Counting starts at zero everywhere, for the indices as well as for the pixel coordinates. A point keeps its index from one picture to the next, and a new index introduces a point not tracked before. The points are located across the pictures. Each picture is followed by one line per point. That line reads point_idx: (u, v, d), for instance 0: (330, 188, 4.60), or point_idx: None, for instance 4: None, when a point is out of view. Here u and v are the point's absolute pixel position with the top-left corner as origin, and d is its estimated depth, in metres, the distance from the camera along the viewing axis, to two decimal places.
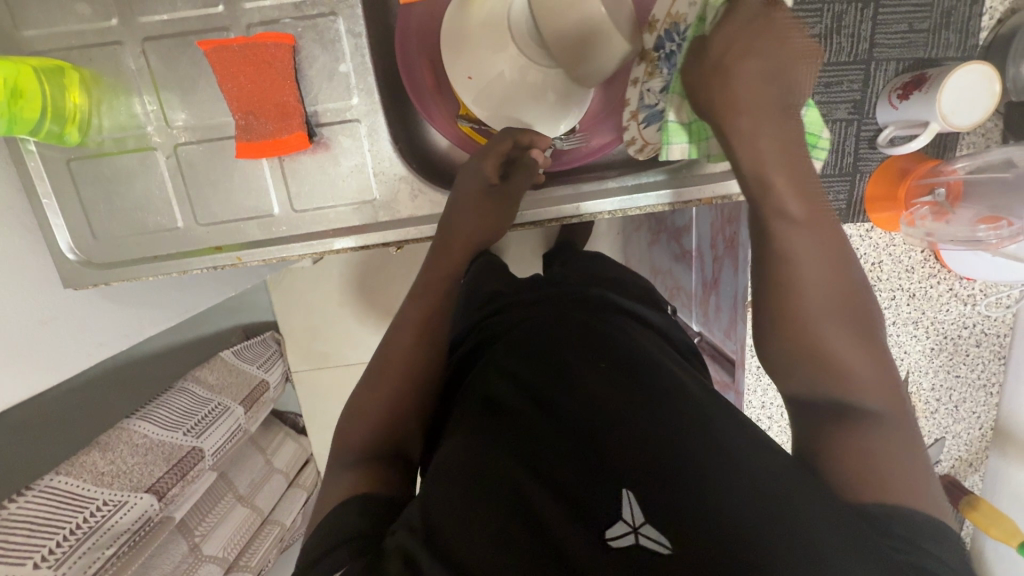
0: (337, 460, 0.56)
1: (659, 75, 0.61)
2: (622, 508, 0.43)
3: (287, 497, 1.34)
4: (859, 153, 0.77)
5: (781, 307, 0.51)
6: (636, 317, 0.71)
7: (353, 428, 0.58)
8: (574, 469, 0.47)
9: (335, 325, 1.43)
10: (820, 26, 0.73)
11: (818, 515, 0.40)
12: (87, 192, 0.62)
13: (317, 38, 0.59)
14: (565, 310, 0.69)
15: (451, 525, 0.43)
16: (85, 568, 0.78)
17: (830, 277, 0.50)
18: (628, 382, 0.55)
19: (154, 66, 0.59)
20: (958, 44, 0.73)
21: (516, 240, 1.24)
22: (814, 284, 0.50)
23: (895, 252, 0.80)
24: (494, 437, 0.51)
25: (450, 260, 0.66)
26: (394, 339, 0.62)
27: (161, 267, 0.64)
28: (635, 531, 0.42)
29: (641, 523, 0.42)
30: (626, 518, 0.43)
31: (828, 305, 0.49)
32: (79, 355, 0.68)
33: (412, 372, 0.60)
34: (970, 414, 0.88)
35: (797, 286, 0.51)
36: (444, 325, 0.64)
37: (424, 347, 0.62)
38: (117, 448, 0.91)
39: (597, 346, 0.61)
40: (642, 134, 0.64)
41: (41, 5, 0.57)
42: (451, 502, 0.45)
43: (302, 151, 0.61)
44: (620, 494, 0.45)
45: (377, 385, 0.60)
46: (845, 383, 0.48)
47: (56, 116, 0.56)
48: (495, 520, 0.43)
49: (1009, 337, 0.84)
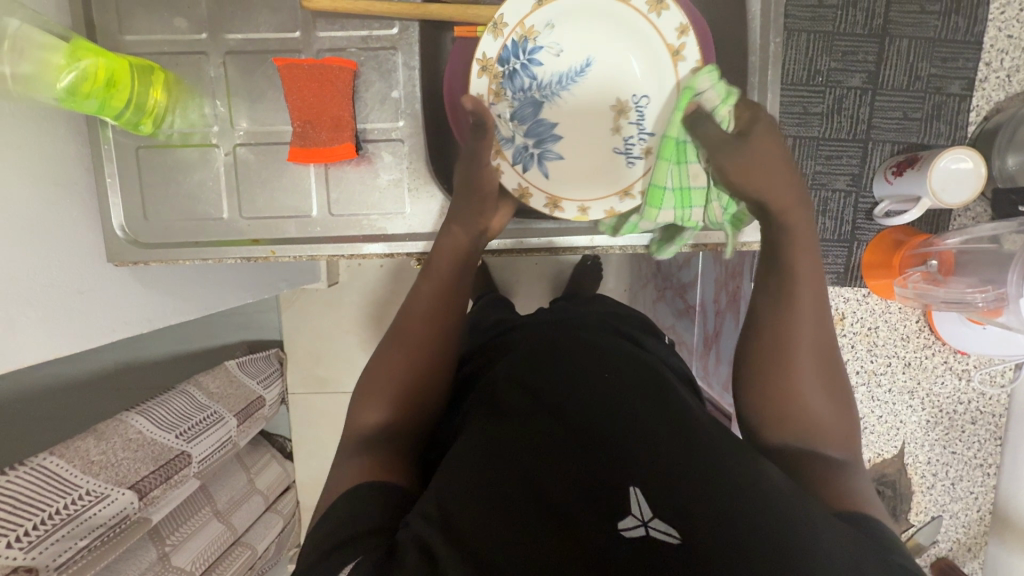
0: (348, 447, 0.57)
1: (508, 100, 0.65)
2: (629, 503, 0.45)
3: (262, 522, 1.24)
4: (857, 223, 0.87)
5: (779, 369, 0.58)
6: (643, 343, 0.73)
7: (366, 409, 0.60)
8: (583, 467, 0.49)
9: (339, 350, 1.39)
10: (823, 106, 0.85)
11: (814, 522, 0.44)
12: (147, 177, 0.68)
13: (377, 67, 0.67)
14: (575, 328, 0.72)
15: (464, 516, 0.45)
16: (53, 559, 0.72)
17: (816, 352, 0.58)
18: (630, 391, 0.57)
19: (230, 75, 0.67)
20: (948, 134, 0.85)
21: (528, 282, 1.27)
22: (810, 346, 0.58)
23: (890, 319, 0.89)
24: (501, 434, 0.53)
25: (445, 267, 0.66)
26: (404, 324, 0.64)
27: (199, 252, 0.69)
28: (645, 525, 0.43)
29: (649, 517, 0.44)
30: (636, 513, 0.44)
31: (818, 366, 0.58)
32: (105, 329, 0.71)
33: (422, 360, 0.62)
34: (967, 493, 0.93)
35: (785, 336, 0.58)
36: (455, 316, 0.66)
37: (431, 341, 0.63)
38: (112, 439, 0.87)
39: (605, 359, 0.63)
40: (522, 176, 0.66)
41: (144, 16, 0.65)
42: (462, 491, 0.47)
43: (347, 162, 0.68)
44: (627, 490, 0.46)
45: (387, 367, 0.61)
46: (821, 437, 0.57)
47: (136, 107, 0.62)
48: (505, 512, 0.45)
49: (1005, 418, 0.91)
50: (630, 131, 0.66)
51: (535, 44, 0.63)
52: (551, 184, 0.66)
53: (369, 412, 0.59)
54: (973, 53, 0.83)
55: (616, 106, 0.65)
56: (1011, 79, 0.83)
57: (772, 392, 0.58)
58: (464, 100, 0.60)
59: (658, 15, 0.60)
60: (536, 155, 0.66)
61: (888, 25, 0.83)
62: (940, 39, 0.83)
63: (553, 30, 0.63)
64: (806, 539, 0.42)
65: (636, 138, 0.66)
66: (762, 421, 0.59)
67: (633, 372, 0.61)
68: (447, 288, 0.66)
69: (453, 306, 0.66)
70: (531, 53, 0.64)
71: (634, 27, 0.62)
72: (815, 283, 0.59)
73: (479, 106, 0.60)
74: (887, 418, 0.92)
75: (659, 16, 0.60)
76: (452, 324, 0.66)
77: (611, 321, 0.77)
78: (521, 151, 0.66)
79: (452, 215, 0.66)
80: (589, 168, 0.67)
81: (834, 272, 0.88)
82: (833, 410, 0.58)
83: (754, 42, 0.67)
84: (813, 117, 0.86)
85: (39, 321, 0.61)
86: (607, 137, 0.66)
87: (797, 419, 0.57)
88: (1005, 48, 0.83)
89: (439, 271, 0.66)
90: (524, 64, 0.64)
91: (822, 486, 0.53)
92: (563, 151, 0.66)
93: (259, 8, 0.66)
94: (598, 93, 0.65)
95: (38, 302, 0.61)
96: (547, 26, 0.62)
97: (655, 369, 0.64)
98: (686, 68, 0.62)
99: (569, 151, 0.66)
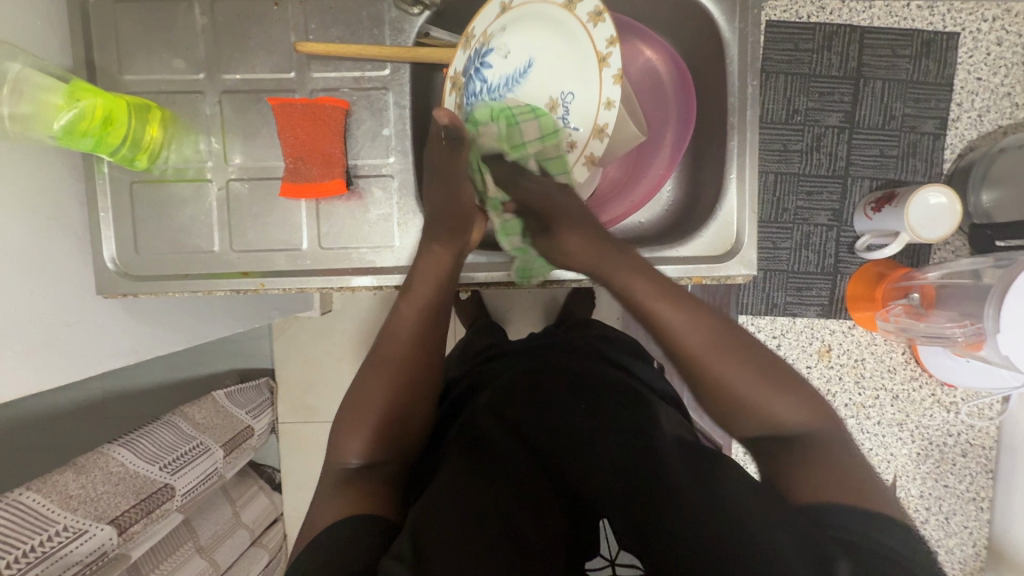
0: (330, 476, 0.56)
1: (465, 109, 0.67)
2: (600, 542, 0.50)
3: (247, 558, 1.20)
4: (839, 256, 0.89)
5: (700, 379, 0.54)
6: (628, 367, 0.73)
7: (350, 438, 0.58)
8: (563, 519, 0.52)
9: (328, 378, 1.37)
10: (802, 143, 0.88)
11: (773, 519, 0.44)
12: (141, 211, 0.69)
13: (368, 106, 0.69)
14: (555, 354, 0.73)
15: (436, 549, 0.44)
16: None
17: (727, 356, 0.53)
18: (606, 420, 0.59)
19: (225, 113, 0.68)
20: (925, 170, 0.88)
21: (520, 312, 1.27)
22: (703, 337, 0.54)
23: (877, 351, 0.91)
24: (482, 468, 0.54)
25: (427, 286, 0.64)
26: (387, 346, 0.62)
27: (190, 284, 0.69)
28: (612, 564, 0.49)
29: (616, 556, 0.49)
30: (604, 551, 0.50)
31: (730, 354, 0.53)
32: (94, 361, 0.71)
33: (406, 383, 0.60)
34: (961, 528, 0.92)
35: (680, 339, 0.55)
36: (440, 336, 0.65)
37: (417, 361, 0.62)
38: (92, 473, 0.85)
39: (584, 385, 0.64)
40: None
41: (143, 58, 0.68)
42: (438, 521, 0.47)
43: (338, 196, 0.69)
44: (598, 526, 0.51)
45: (370, 390, 0.60)
46: (780, 424, 0.51)
47: (132, 143, 0.64)
48: (481, 546, 0.46)
49: (995, 450, 0.91)
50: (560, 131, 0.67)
51: (486, 46, 0.65)
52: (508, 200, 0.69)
53: (354, 440, 0.57)
54: (944, 94, 0.86)
55: (549, 106, 0.67)
56: (982, 118, 0.86)
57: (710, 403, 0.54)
58: (440, 112, 0.57)
59: (595, 25, 0.62)
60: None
61: (862, 68, 0.86)
62: (912, 80, 0.86)
63: (505, 33, 0.65)
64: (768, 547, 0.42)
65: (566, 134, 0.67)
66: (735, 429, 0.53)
67: (611, 400, 0.62)
68: (431, 309, 0.64)
69: (438, 327, 0.64)
70: (482, 56, 0.65)
71: (573, 32, 0.64)
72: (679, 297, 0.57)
73: (453, 120, 0.58)
74: (877, 451, 0.92)
75: (596, 27, 0.62)
76: (438, 343, 0.64)
77: (595, 346, 0.77)
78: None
79: (436, 239, 0.65)
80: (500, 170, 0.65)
81: (819, 305, 0.90)
82: (786, 400, 0.51)
83: (731, 85, 0.69)
84: (793, 154, 0.88)
85: (26, 354, 0.61)
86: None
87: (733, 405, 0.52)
88: (975, 90, 0.86)
89: (420, 292, 0.64)
90: (477, 68, 0.65)
91: (791, 476, 0.47)
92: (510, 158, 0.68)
93: (255, 50, 0.68)
94: (535, 93, 0.67)
95: (25, 335, 0.61)
96: (498, 28, 0.65)
97: (634, 393, 0.64)
98: (611, 76, 0.63)
99: None
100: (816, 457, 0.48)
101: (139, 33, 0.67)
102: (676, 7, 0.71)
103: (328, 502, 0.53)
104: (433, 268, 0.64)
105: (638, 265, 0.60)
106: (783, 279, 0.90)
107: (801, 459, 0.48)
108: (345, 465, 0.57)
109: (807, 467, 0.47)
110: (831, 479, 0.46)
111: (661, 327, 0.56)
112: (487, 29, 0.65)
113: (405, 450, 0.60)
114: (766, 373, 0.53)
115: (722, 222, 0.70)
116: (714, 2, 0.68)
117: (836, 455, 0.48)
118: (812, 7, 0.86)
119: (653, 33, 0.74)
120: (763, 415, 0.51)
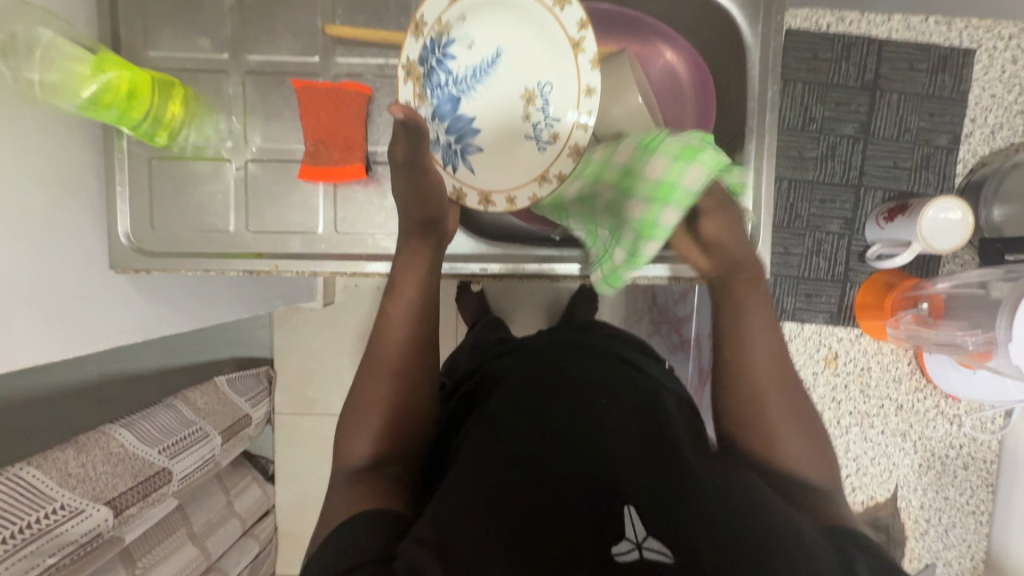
0: (337, 480, 0.56)
1: (427, 99, 0.65)
2: (625, 526, 0.46)
3: (238, 548, 1.19)
4: (849, 264, 0.90)
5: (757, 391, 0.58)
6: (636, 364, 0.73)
7: (355, 444, 0.57)
8: (584, 501, 0.49)
9: (329, 369, 1.37)
10: (817, 151, 0.89)
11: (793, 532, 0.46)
12: (158, 188, 0.69)
13: (391, 93, 0.69)
14: (563, 350, 0.73)
15: (457, 532, 0.44)
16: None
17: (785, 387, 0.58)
18: (610, 419, 0.58)
19: (249, 93, 0.69)
20: (936, 183, 0.89)
21: (524, 311, 1.27)
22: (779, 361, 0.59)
23: (883, 360, 0.92)
24: (498, 460, 0.52)
25: (413, 282, 0.63)
26: (378, 349, 0.61)
27: (202, 263, 0.69)
28: (640, 547, 0.45)
29: (644, 539, 0.45)
30: (631, 535, 0.46)
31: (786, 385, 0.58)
32: (100, 336, 0.70)
33: (400, 381, 0.59)
34: (960, 541, 0.93)
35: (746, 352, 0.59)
36: (432, 329, 0.64)
37: (410, 359, 0.60)
38: (92, 452, 0.84)
39: (590, 383, 0.64)
40: (453, 177, 0.67)
41: (169, 34, 0.68)
42: (458, 501, 0.48)
43: (357, 181, 0.69)
44: (621, 512, 0.47)
45: (368, 393, 0.59)
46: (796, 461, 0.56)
47: (154, 119, 0.63)
48: (506, 537, 0.45)
49: (996, 464, 0.92)
50: (537, 118, 0.66)
51: (446, 38, 0.64)
52: (482, 181, 0.66)
53: (358, 445, 0.57)
54: (958, 110, 0.88)
55: (524, 95, 0.66)
56: (994, 134, 0.88)
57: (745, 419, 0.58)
58: (394, 107, 0.54)
59: (561, 9, 0.62)
60: (458, 151, 0.66)
61: (879, 79, 0.87)
62: (927, 94, 0.87)
63: (464, 23, 0.64)
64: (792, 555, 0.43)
65: (544, 124, 0.66)
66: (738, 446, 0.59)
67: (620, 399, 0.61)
68: (422, 303, 0.63)
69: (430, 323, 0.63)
70: (444, 46, 0.64)
71: (541, 17, 0.63)
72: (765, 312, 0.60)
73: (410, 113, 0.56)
74: (880, 460, 0.93)
75: (563, 10, 0.62)
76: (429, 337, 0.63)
77: (606, 343, 0.77)
78: (445, 151, 0.67)
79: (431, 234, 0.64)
80: (509, 164, 0.67)
81: (827, 312, 0.91)
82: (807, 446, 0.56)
83: (753, 88, 0.70)
84: (807, 162, 0.89)
85: (35, 324, 0.60)
86: (518, 124, 0.66)
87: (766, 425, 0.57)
88: (989, 106, 0.87)
89: (407, 288, 0.63)
90: (439, 59, 0.64)
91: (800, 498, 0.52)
92: (483, 144, 0.67)
93: (282, 32, 0.68)
94: (504, 86, 0.66)
95: (35, 305, 0.60)
96: (459, 19, 0.64)
97: (640, 391, 0.64)
98: (587, 61, 0.63)
99: (488, 144, 0.67)
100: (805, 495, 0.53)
101: (166, 9, 0.67)
102: (701, 8, 0.71)
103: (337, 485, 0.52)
104: (418, 263, 0.63)
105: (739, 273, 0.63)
106: (793, 285, 0.91)
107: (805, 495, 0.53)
108: (354, 467, 0.56)
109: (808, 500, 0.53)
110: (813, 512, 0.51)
111: (742, 337, 0.60)
112: (441, 16, 0.63)
113: (411, 443, 0.59)
114: (800, 411, 0.57)
115: None
116: (739, 6, 0.69)
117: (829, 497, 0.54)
118: (832, 17, 0.86)
119: (676, 35, 0.75)
120: (781, 444, 0.56)
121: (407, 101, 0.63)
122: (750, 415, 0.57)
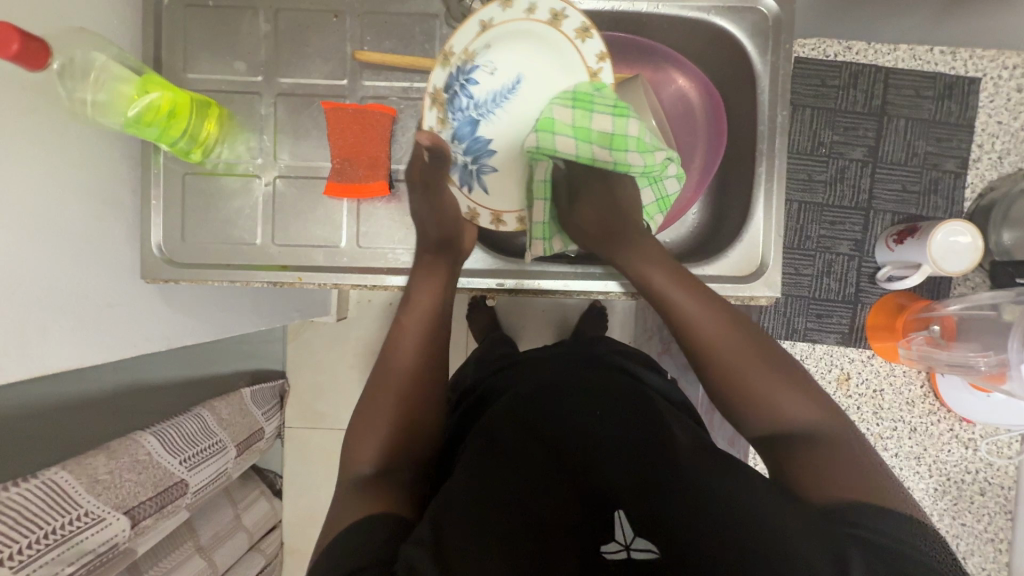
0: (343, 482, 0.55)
1: (449, 122, 0.69)
2: (615, 529, 0.49)
3: (243, 562, 1.18)
4: (860, 285, 0.91)
5: (722, 376, 0.59)
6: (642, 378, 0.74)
7: (362, 447, 0.57)
8: (576, 506, 0.52)
9: (341, 383, 1.38)
10: (825, 175, 0.91)
11: (789, 527, 0.44)
12: (190, 202, 0.72)
13: (415, 115, 0.73)
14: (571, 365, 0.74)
15: (454, 536, 0.45)
16: None
17: (745, 356, 0.58)
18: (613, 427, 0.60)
19: (280, 114, 0.72)
20: (945, 208, 0.90)
21: (534, 329, 1.28)
22: (717, 330, 0.60)
23: (895, 382, 0.92)
24: (496, 468, 0.54)
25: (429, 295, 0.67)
26: (394, 356, 0.63)
27: (228, 274, 0.72)
28: (627, 548, 0.47)
29: (632, 541, 0.48)
30: (619, 537, 0.48)
31: (743, 349, 0.59)
32: (128, 343, 0.72)
33: (408, 390, 0.61)
34: (979, 569, 0.91)
35: (690, 333, 0.61)
36: (442, 343, 0.66)
37: (420, 364, 0.63)
38: (122, 458, 0.86)
39: (594, 393, 0.66)
40: (469, 197, 0.71)
41: (207, 58, 0.72)
42: (457, 505, 0.49)
43: (379, 198, 0.72)
44: (613, 515, 0.50)
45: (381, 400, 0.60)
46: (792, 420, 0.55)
47: (190, 137, 0.67)
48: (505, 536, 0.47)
49: (1013, 490, 0.91)
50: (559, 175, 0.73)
51: (471, 65, 0.68)
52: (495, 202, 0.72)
53: (367, 447, 0.57)
54: (966, 135, 0.90)
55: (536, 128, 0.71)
56: (1002, 160, 0.90)
57: (735, 404, 0.58)
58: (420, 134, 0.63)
59: (582, 41, 0.66)
60: (473, 172, 0.71)
61: (886, 106, 0.90)
62: (935, 120, 0.90)
63: (489, 51, 0.68)
64: (791, 554, 0.42)
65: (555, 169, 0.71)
66: (749, 426, 0.57)
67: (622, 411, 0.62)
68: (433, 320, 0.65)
69: (441, 335, 0.66)
70: (468, 73, 0.68)
71: (561, 47, 0.68)
72: (682, 287, 0.63)
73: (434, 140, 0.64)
74: None
75: (584, 43, 0.66)
76: (442, 346, 0.66)
77: (616, 360, 0.78)
78: (463, 172, 0.71)
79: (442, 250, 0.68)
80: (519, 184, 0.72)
81: (838, 332, 0.92)
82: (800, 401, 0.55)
83: (762, 114, 0.72)
84: (817, 184, 0.91)
85: (69, 330, 0.62)
86: None
87: (751, 397, 0.57)
88: (995, 133, 0.89)
89: (423, 300, 0.66)
90: (463, 85, 0.68)
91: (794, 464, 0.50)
92: (496, 165, 0.72)
93: (312, 57, 0.72)
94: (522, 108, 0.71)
95: (71, 312, 0.63)
96: (484, 47, 0.68)
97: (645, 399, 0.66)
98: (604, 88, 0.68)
99: (502, 166, 0.72)
100: (816, 455, 0.50)
101: (204, 36, 0.72)
102: (712, 38, 0.74)
103: (349, 496, 0.52)
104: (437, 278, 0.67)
105: (660, 257, 0.65)
106: (804, 305, 0.92)
107: (812, 455, 0.50)
108: (360, 471, 0.56)
109: (815, 458, 0.50)
110: (832, 463, 0.49)
111: (674, 308, 0.62)
112: (468, 46, 0.67)
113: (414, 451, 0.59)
114: (768, 358, 0.58)
115: (748, 243, 0.73)
116: (747, 34, 0.72)
117: (841, 445, 0.51)
118: (839, 47, 0.89)
119: (688, 62, 0.77)
120: (771, 405, 0.56)
121: (432, 127, 0.67)
122: (729, 397, 0.58)
